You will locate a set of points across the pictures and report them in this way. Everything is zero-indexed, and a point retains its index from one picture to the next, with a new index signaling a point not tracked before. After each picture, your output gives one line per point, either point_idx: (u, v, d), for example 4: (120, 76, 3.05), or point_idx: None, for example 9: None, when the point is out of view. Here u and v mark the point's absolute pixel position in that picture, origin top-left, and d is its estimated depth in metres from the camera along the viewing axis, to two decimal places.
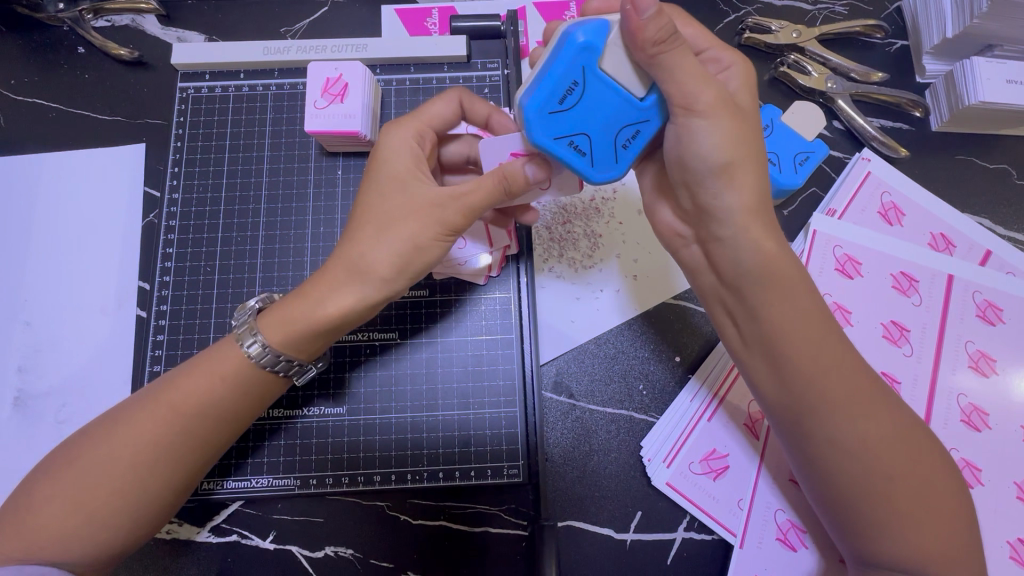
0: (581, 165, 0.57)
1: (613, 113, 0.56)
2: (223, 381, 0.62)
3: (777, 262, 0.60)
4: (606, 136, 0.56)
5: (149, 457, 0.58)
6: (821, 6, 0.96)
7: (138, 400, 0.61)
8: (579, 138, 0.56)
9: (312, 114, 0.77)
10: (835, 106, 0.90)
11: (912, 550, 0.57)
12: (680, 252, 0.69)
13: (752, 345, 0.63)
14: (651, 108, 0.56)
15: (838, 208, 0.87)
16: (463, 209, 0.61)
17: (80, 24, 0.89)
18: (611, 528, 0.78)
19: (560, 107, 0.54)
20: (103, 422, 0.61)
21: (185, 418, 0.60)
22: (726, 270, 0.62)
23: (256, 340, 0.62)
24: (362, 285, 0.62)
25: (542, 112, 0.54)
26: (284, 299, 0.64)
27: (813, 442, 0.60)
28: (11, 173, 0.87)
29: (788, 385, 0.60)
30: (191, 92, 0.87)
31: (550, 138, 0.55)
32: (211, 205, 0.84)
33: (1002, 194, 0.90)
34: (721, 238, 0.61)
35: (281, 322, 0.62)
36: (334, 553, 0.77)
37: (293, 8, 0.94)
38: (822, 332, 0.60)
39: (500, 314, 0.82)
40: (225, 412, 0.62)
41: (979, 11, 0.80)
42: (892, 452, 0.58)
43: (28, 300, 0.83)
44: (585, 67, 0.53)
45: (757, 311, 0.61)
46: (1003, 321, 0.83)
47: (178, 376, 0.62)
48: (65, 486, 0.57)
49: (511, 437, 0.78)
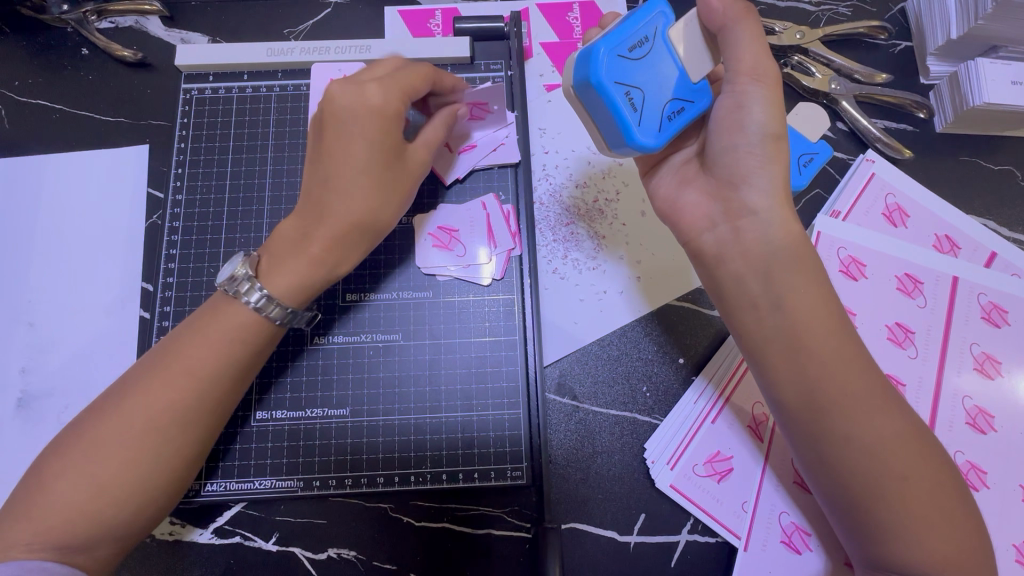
0: (629, 119, 0.60)
1: (667, 81, 0.61)
2: (235, 340, 0.63)
3: (803, 242, 0.62)
4: (657, 99, 0.61)
5: (168, 420, 0.59)
6: (825, 7, 0.96)
7: (145, 369, 0.61)
8: (634, 91, 0.60)
9: (315, 116, 0.84)
10: (839, 107, 0.90)
11: (921, 551, 0.57)
12: (698, 236, 0.67)
13: (768, 341, 0.62)
14: (701, 91, 0.62)
15: (842, 209, 0.87)
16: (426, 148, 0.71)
17: (85, 26, 0.89)
18: (614, 530, 0.78)
19: (626, 56, 0.59)
20: (105, 403, 0.60)
21: (203, 383, 0.61)
22: (755, 250, 0.62)
23: (263, 294, 0.63)
24: (366, 235, 0.67)
25: (609, 56, 0.59)
26: (280, 252, 0.66)
27: (820, 443, 0.60)
28: (17, 173, 0.87)
29: (806, 383, 0.60)
30: (194, 93, 0.87)
31: (610, 80, 0.59)
32: (215, 206, 0.84)
33: (1007, 195, 0.90)
34: (755, 210, 0.62)
35: (294, 278, 0.65)
36: (337, 555, 0.77)
37: (297, 9, 0.94)
38: (830, 334, 0.60)
39: (504, 315, 0.82)
40: (246, 373, 0.65)
41: (984, 12, 0.80)
42: (901, 453, 0.58)
43: (32, 302, 0.84)
44: (656, 30, 0.61)
45: (779, 299, 0.61)
46: (1008, 323, 0.83)
47: (183, 345, 0.62)
48: (80, 467, 0.57)
49: (514, 438, 0.78)
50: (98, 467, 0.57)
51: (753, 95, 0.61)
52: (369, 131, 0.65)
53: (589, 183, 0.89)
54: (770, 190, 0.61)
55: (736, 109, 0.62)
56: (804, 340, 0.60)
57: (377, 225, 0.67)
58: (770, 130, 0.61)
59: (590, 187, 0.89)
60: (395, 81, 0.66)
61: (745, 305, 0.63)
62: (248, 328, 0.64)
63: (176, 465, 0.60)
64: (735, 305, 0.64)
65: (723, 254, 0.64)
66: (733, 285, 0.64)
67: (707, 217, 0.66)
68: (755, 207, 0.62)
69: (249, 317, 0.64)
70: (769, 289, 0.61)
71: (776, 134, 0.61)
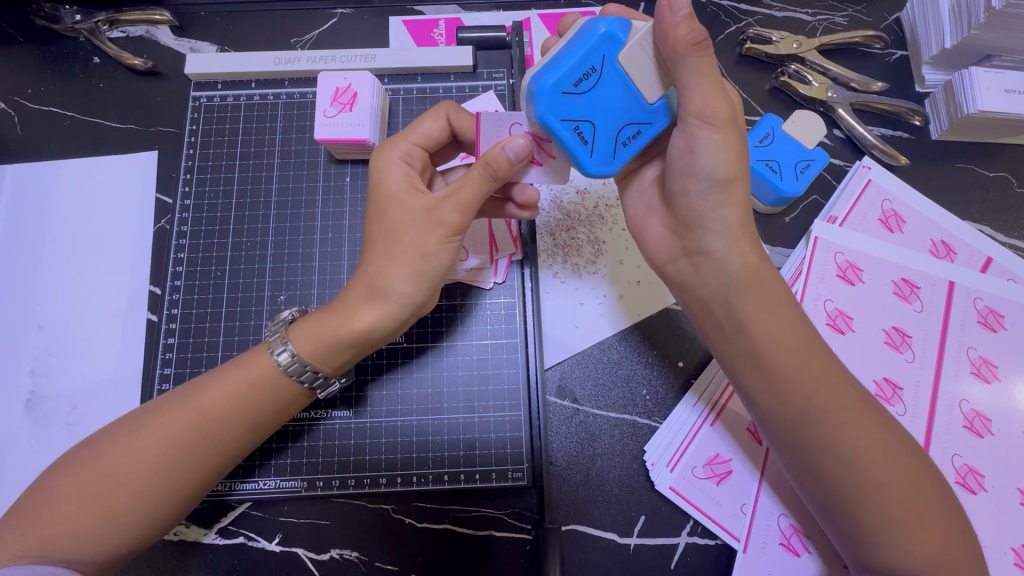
0: (579, 151, 0.58)
1: (619, 108, 0.57)
2: (251, 391, 0.64)
3: (759, 270, 0.63)
4: (609, 128, 0.58)
5: (173, 459, 0.61)
6: (822, 17, 0.97)
7: (166, 403, 0.64)
8: (584, 125, 0.57)
9: (322, 123, 0.79)
10: (835, 115, 0.91)
11: (905, 553, 0.58)
12: (662, 267, 0.69)
13: (742, 356, 0.63)
14: (657, 111, 0.58)
15: (840, 214, 0.88)
16: (458, 206, 0.63)
17: (96, 35, 0.91)
18: (615, 532, 0.79)
19: (572, 90, 0.55)
20: (124, 424, 0.63)
21: (212, 424, 0.63)
22: (712, 285, 0.64)
23: (286, 349, 0.65)
24: (384, 303, 0.64)
25: (553, 90, 0.55)
26: (315, 313, 0.67)
27: (801, 453, 0.61)
28: (27, 179, 0.89)
29: (780, 394, 0.61)
30: (203, 100, 0.89)
31: (557, 120, 0.56)
32: (222, 211, 0.85)
33: (1002, 201, 0.91)
34: (711, 252, 0.63)
35: (310, 333, 0.65)
36: (339, 556, 0.78)
37: (304, 18, 0.96)
38: (796, 346, 0.61)
39: (504, 320, 0.83)
40: (256, 425, 0.65)
41: (977, 22, 0.81)
42: (878, 459, 0.59)
43: (41, 305, 0.85)
44: (605, 55, 0.55)
45: (742, 322, 0.62)
46: (1004, 327, 0.83)
47: (208, 385, 0.64)
48: (84, 485, 0.59)
49: (515, 440, 0.79)
50: (114, 475, 0.59)
51: (704, 139, 0.57)
52: (399, 199, 0.65)
53: (590, 189, 0.90)
54: (724, 233, 0.61)
55: (686, 152, 0.59)
56: (770, 360, 0.61)
57: (394, 295, 0.64)
58: (720, 176, 0.58)
59: (591, 194, 0.90)
60: (396, 153, 0.68)
61: (712, 329, 0.66)
62: (271, 377, 0.65)
63: (182, 489, 0.62)
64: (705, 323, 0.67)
65: (687, 287, 0.67)
66: (697, 307, 0.67)
67: (667, 250, 0.68)
68: (708, 245, 0.63)
69: (268, 366, 0.65)
70: (733, 317, 0.63)
71: (729, 180, 0.58)
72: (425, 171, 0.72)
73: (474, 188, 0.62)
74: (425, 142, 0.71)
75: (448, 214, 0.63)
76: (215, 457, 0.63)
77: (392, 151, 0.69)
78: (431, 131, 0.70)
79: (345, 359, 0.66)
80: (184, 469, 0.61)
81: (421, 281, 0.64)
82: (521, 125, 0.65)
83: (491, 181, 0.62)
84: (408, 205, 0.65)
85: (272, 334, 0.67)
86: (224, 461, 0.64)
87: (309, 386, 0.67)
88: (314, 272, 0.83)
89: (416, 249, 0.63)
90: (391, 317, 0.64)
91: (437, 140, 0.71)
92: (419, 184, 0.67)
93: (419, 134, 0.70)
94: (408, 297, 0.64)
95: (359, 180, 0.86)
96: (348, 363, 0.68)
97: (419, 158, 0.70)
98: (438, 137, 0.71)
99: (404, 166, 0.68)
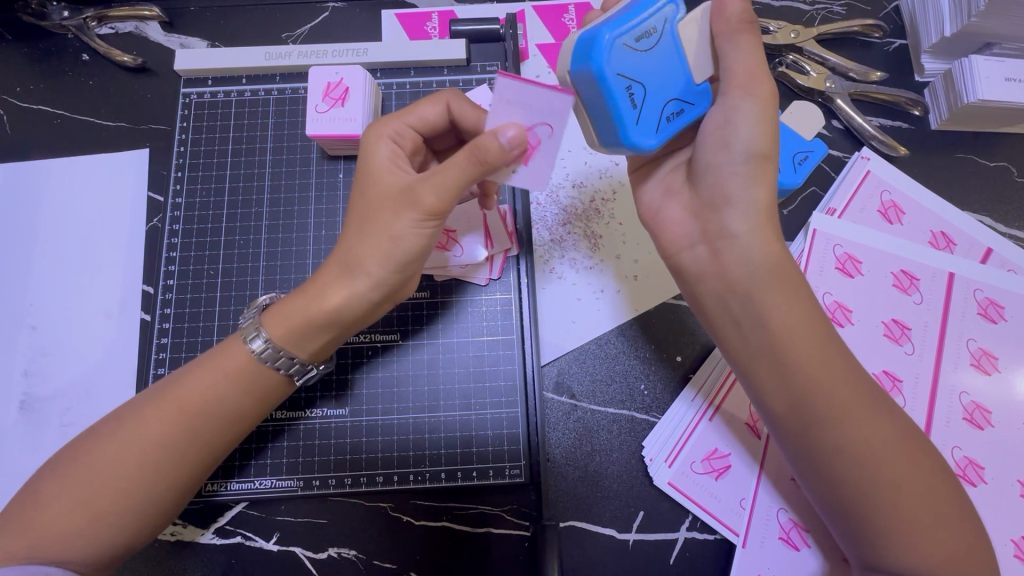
0: (628, 116, 0.55)
1: (670, 80, 0.57)
2: (228, 381, 0.63)
3: (783, 259, 0.62)
4: (658, 97, 0.57)
5: (159, 456, 0.60)
6: (820, 6, 0.96)
7: (146, 398, 0.63)
8: (636, 87, 0.55)
9: (313, 118, 0.78)
10: (834, 105, 0.90)
11: (917, 554, 0.57)
12: (679, 253, 0.67)
13: (755, 354, 0.62)
14: (700, 94, 0.60)
15: (838, 207, 0.87)
16: (435, 187, 0.61)
17: (85, 32, 0.90)
18: (613, 528, 0.78)
19: (632, 45, 0.54)
20: (110, 423, 0.63)
21: (192, 416, 0.62)
22: (735, 275, 0.62)
23: (259, 336, 0.64)
24: (354, 281, 0.63)
25: (614, 42, 0.53)
26: (288, 297, 0.66)
27: (811, 454, 0.60)
28: (16, 179, 0.88)
29: (796, 392, 0.60)
30: (193, 97, 0.88)
31: (615, 74, 0.53)
32: (214, 209, 0.85)
33: (1002, 191, 0.90)
34: (736, 236, 0.62)
35: (283, 317, 0.64)
36: (337, 554, 0.77)
37: (294, 12, 0.94)
38: (815, 341, 0.60)
39: (501, 314, 0.82)
40: (239, 419, 0.64)
41: (977, 10, 0.80)
42: (890, 459, 0.58)
43: (35, 305, 0.84)
44: (665, 20, 0.56)
45: (763, 318, 0.61)
46: (1004, 319, 0.83)
47: (184, 376, 0.64)
48: (75, 485, 0.59)
49: (512, 437, 0.79)
50: (103, 476, 0.59)
51: (742, 113, 0.58)
52: (382, 179, 0.65)
53: (587, 183, 0.89)
54: (751, 214, 0.61)
55: (723, 125, 0.60)
56: (793, 355, 0.60)
57: (365, 272, 0.63)
58: (756, 149, 0.59)
59: (587, 187, 0.89)
60: (387, 130, 0.68)
61: (727, 324, 0.64)
62: (248, 369, 0.64)
63: (171, 487, 0.61)
64: (718, 320, 0.65)
65: (702, 274, 0.65)
66: (714, 304, 0.65)
67: (685, 235, 0.66)
68: (734, 229, 0.62)
69: (243, 357, 0.64)
70: (753, 310, 0.61)
71: (763, 155, 0.59)
72: (415, 154, 0.71)
73: (456, 173, 0.60)
74: (419, 125, 0.70)
75: (423, 195, 0.61)
76: (203, 451, 0.63)
77: (383, 130, 0.68)
78: (426, 110, 0.69)
79: (321, 343, 0.65)
80: (171, 468, 0.61)
81: (391, 264, 0.63)
82: (547, 128, 0.59)
83: (474, 165, 0.58)
84: (387, 184, 0.64)
85: (245, 320, 0.66)
86: (212, 458, 0.64)
87: (287, 373, 0.66)
88: (308, 269, 0.82)
89: (385, 232, 0.62)
90: (358, 296, 0.63)
91: (434, 125, 0.70)
92: (404, 168, 0.66)
93: (415, 113, 0.69)
94: (377, 279, 0.63)
95: (352, 176, 0.85)
96: (325, 349, 0.67)
97: (410, 139, 0.69)
98: (433, 122, 0.70)
99: (392, 146, 0.67)
